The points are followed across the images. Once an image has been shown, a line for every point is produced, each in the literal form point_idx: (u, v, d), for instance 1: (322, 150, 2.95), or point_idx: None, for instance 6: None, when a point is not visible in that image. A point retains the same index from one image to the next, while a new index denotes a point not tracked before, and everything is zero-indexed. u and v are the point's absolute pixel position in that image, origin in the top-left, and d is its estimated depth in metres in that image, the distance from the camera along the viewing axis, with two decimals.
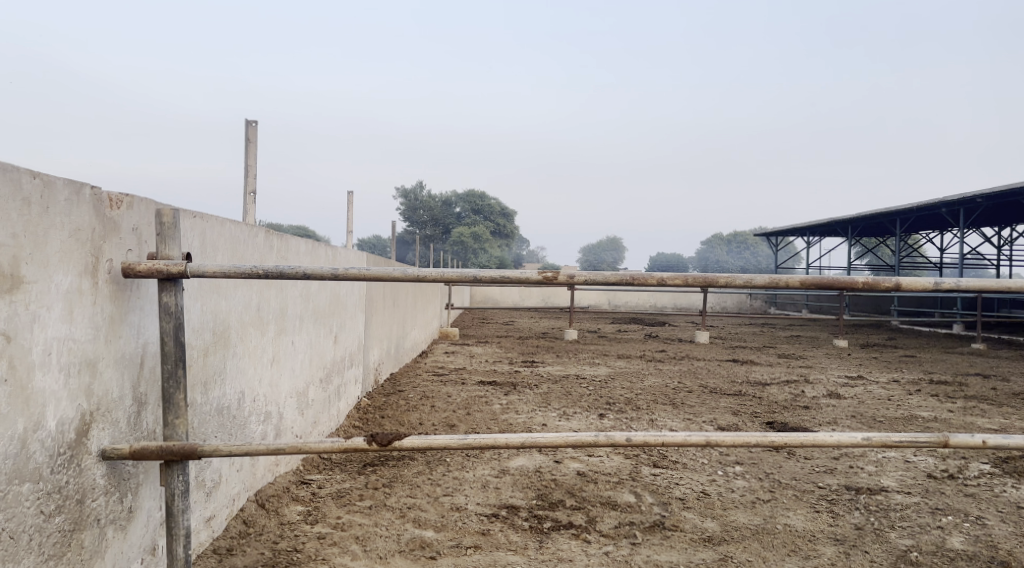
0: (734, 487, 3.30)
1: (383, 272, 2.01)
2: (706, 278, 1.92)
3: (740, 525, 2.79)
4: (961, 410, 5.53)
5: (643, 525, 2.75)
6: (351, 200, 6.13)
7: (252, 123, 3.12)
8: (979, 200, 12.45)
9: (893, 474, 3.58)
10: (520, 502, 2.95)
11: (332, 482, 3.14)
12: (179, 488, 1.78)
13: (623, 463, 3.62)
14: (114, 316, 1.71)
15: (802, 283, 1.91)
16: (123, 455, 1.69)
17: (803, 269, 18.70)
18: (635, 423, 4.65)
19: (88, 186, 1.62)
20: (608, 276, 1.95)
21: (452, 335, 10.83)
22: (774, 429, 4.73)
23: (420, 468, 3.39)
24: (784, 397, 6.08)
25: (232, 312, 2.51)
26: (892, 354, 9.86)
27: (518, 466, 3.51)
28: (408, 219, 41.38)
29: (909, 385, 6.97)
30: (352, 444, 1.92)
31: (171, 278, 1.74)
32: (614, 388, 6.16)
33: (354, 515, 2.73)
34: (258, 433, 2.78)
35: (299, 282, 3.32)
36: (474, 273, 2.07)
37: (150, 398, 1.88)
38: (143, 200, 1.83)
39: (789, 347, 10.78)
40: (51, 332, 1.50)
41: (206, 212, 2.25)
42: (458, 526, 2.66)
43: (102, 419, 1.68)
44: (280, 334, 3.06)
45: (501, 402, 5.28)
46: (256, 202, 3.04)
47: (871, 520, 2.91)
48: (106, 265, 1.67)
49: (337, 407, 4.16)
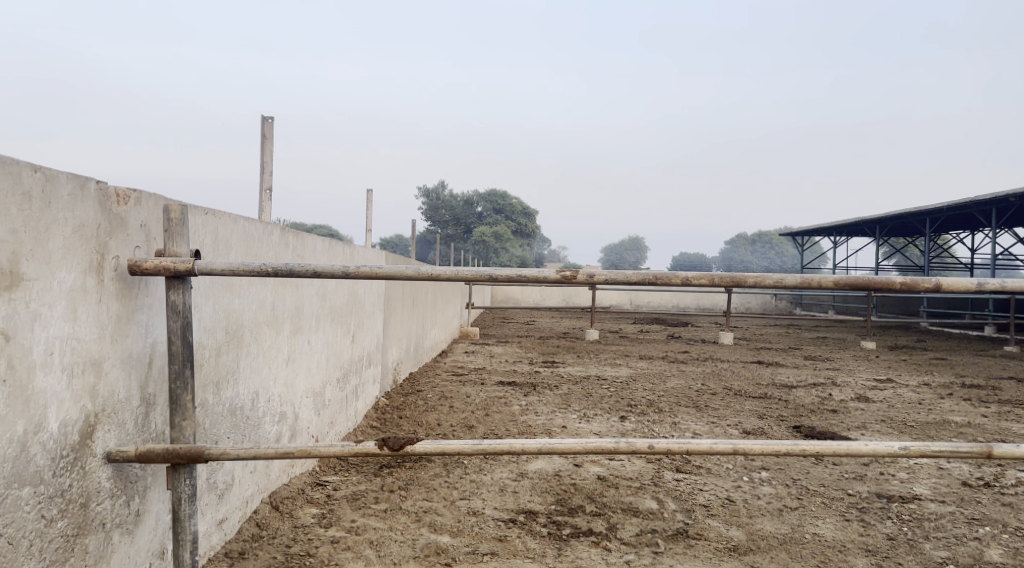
0: (761, 494, 3.19)
1: (396, 270, 1.94)
2: (733, 277, 1.80)
3: (767, 534, 2.69)
4: (996, 415, 5.34)
5: (666, 533, 2.66)
6: (370, 198, 6.08)
7: (268, 118, 3.08)
8: (1013, 199, 12.10)
9: (926, 481, 3.45)
10: (538, 507, 2.87)
11: (347, 484, 3.09)
12: (186, 492, 1.72)
13: (645, 468, 3.53)
14: (121, 315, 1.66)
15: (834, 282, 1.79)
16: (129, 457, 1.64)
17: (830, 269, 18.39)
18: (658, 427, 4.54)
19: (93, 181, 1.58)
20: (631, 274, 1.85)
21: (472, 334, 10.81)
22: (801, 433, 4.60)
23: (438, 470, 3.33)
24: (811, 400, 5.93)
25: (246, 311, 2.46)
26: (921, 357, 9.61)
27: (537, 469, 3.43)
28: (431, 219, 41.56)
29: (940, 389, 6.76)
30: (363, 449, 1.86)
31: (179, 276, 1.69)
32: (636, 390, 6.05)
33: (369, 519, 2.68)
34: (273, 433, 2.75)
35: (315, 281, 3.28)
36: (490, 272, 1.98)
37: (158, 399, 1.84)
38: (152, 196, 1.79)
39: (815, 349, 10.56)
40: (54, 331, 1.46)
41: (219, 209, 2.20)
42: (475, 531, 2.60)
43: (107, 420, 1.63)
44: (296, 333, 3.02)
45: (520, 403, 5.20)
46: (272, 198, 2.99)
47: (904, 530, 2.79)
48: (112, 262, 1.62)
49: (354, 407, 4.12)
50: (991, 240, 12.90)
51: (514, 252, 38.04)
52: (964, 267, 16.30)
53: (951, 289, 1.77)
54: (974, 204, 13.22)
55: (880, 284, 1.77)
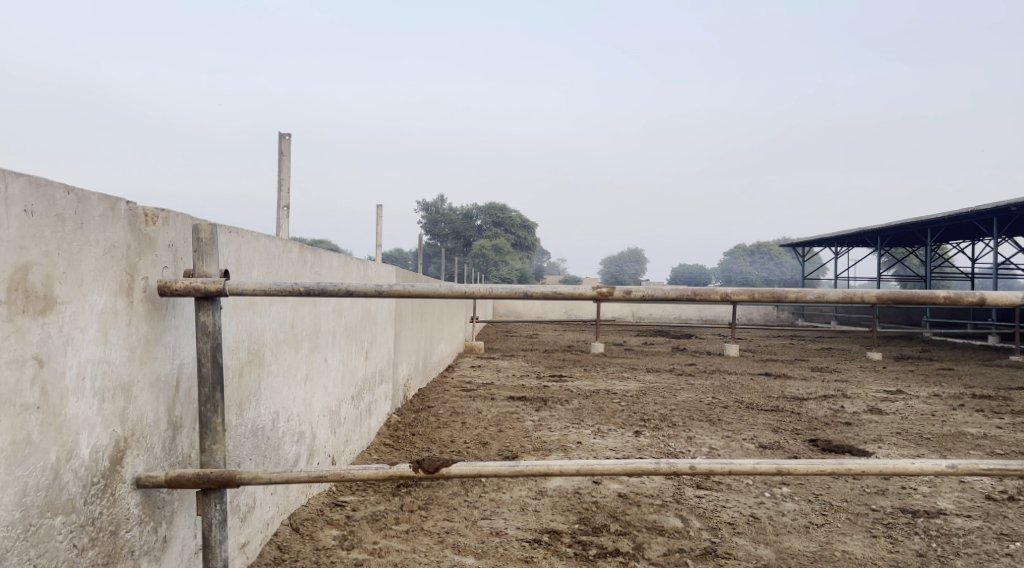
0: (785, 510, 3.14)
1: (428, 288, 1.91)
2: (774, 292, 1.77)
3: (797, 552, 2.64)
4: (1010, 427, 5.30)
5: (693, 552, 2.61)
6: (380, 213, 6.06)
7: (286, 136, 3.06)
8: (1014, 208, 12.12)
9: (950, 495, 3.40)
10: (562, 527, 2.83)
11: (366, 504, 3.04)
12: (217, 518, 1.68)
13: (666, 485, 3.48)
14: (150, 337, 1.63)
15: (876, 296, 1.76)
16: (158, 482, 1.61)
17: (832, 280, 18.38)
18: (674, 442, 4.50)
19: (124, 201, 1.55)
20: (668, 290, 1.82)
21: (477, 347, 10.77)
22: (819, 447, 4.55)
23: (456, 489, 3.28)
24: (824, 412, 5.89)
25: (267, 330, 2.43)
26: (928, 368, 9.56)
27: (556, 487, 3.38)
28: (431, 233, 41.59)
29: (951, 399, 6.72)
30: (397, 472, 1.82)
31: (209, 296, 1.65)
32: (647, 403, 6.00)
33: (391, 540, 2.64)
34: (292, 453, 2.70)
35: (332, 298, 3.25)
36: (524, 289, 1.95)
37: (185, 421, 1.80)
38: (180, 215, 1.76)
39: (821, 361, 10.53)
40: (86, 355, 1.43)
41: (242, 227, 2.18)
42: (500, 553, 2.55)
43: (136, 445, 1.59)
44: (313, 351, 2.98)
45: (533, 419, 5.15)
46: (290, 215, 2.97)
47: (933, 546, 2.74)
48: (141, 282, 1.59)
49: (368, 424, 4.07)
50: (992, 249, 12.90)
51: (514, 263, 38.02)
52: (966, 276, 16.29)
53: (997, 303, 1.74)
54: (975, 213, 13.22)
55: (925, 299, 1.74)
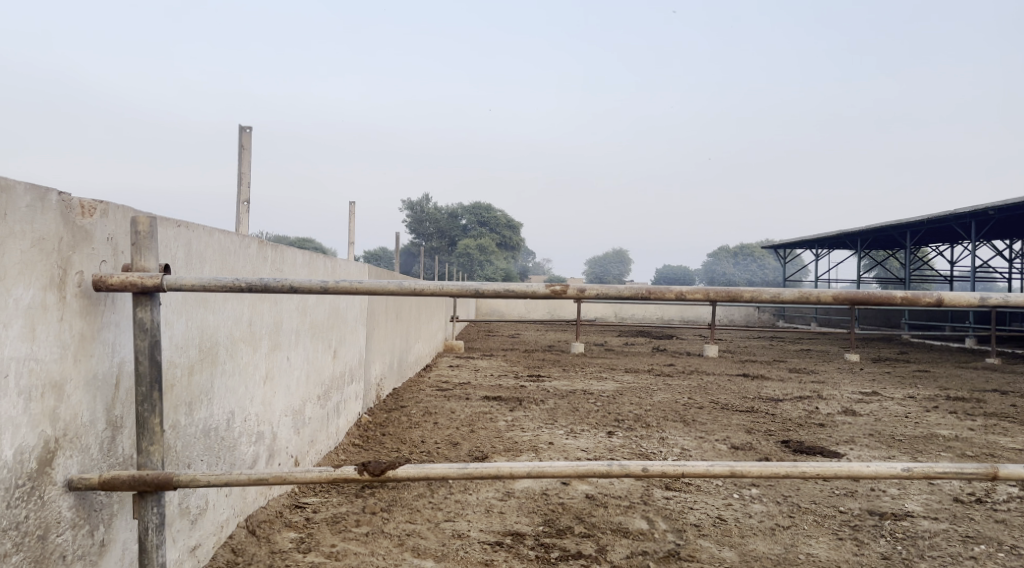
0: (752, 512, 3.12)
1: (378, 285, 1.85)
2: (729, 291, 1.73)
3: (761, 555, 2.62)
4: (981, 428, 5.33)
5: (657, 555, 2.58)
6: (353, 211, 5.99)
7: (247, 128, 2.99)
8: (991, 212, 12.23)
9: (918, 497, 3.40)
10: (526, 529, 2.79)
11: (328, 506, 2.98)
12: (154, 522, 1.62)
13: (634, 486, 3.45)
14: (85, 334, 1.57)
15: (834, 296, 1.72)
16: (92, 484, 1.54)
17: (813, 281, 18.49)
18: (645, 443, 4.47)
19: (55, 193, 1.50)
20: (623, 289, 1.78)
21: (457, 346, 10.73)
22: (790, 448, 4.54)
23: (421, 490, 3.23)
24: (798, 413, 5.90)
25: (221, 327, 2.37)
26: (905, 369, 9.65)
27: (523, 488, 3.34)
28: (415, 231, 41.46)
29: (925, 401, 6.75)
30: (342, 474, 1.76)
31: (147, 292, 1.59)
32: (623, 404, 5.97)
33: (350, 543, 2.58)
34: (249, 454, 2.64)
35: (295, 295, 3.18)
36: (476, 286, 1.90)
37: (126, 421, 1.74)
38: (120, 207, 1.70)
39: (798, 362, 10.60)
40: (9, 351, 1.37)
41: (192, 222, 2.11)
42: (459, 556, 2.51)
43: (69, 445, 1.53)
44: (274, 350, 2.92)
45: (506, 419, 5.11)
46: (250, 211, 2.90)
47: (898, 549, 2.73)
48: (75, 277, 1.53)
49: (336, 424, 4.01)
50: (971, 252, 13.01)
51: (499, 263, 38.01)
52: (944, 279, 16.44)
53: (954, 304, 1.72)
54: (952, 217, 13.35)
55: (882, 299, 1.72)
